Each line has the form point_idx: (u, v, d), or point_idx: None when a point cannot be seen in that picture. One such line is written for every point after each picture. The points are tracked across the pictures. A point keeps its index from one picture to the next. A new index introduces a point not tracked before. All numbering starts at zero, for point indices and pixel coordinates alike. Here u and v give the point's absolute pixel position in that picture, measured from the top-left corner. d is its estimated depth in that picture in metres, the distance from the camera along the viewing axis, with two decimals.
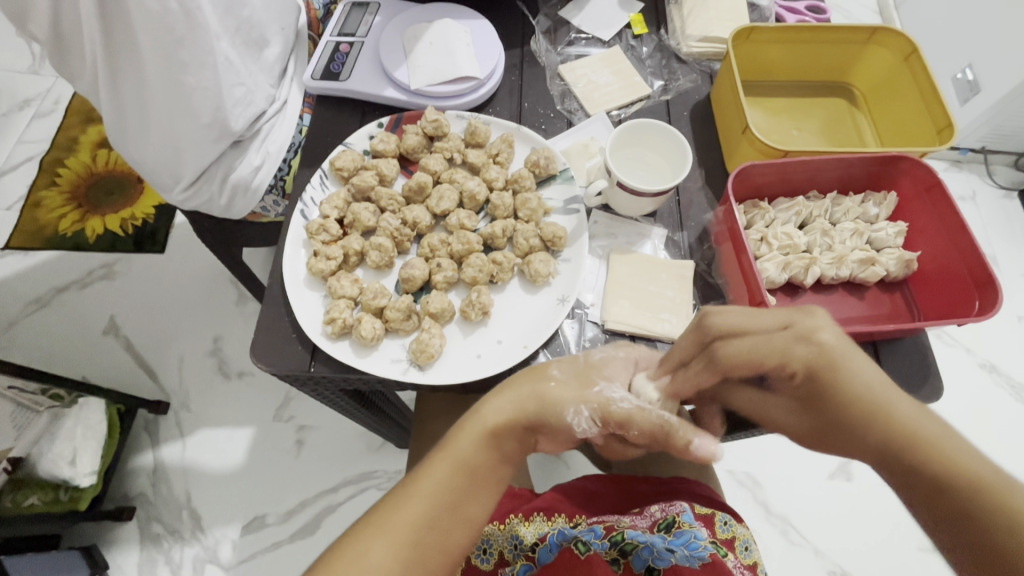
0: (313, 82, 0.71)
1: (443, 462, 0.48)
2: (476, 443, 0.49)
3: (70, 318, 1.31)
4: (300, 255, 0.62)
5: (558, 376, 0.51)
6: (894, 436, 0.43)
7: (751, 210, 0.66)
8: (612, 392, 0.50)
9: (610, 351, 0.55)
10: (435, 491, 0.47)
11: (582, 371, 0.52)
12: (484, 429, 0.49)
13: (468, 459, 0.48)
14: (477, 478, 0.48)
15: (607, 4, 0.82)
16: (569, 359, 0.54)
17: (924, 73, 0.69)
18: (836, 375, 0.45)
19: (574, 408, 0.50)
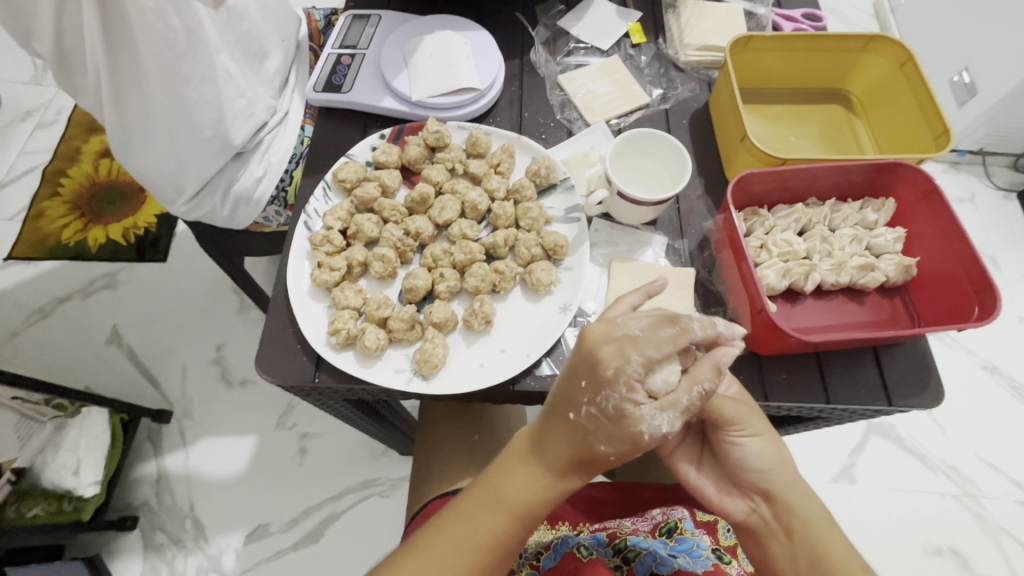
0: (314, 94, 0.72)
1: (495, 506, 0.49)
2: (540, 485, 0.49)
3: (73, 328, 1.32)
4: (303, 267, 0.63)
5: (608, 445, 0.47)
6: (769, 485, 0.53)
7: (750, 218, 0.66)
8: (659, 427, 0.46)
9: (611, 394, 0.45)
10: (492, 538, 0.49)
11: (617, 426, 0.46)
12: (540, 481, 0.49)
13: (520, 505, 0.49)
14: (531, 523, 0.50)
15: (605, 14, 0.83)
16: (594, 412, 0.46)
17: (920, 81, 0.69)
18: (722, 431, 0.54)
19: (651, 423, 0.46)
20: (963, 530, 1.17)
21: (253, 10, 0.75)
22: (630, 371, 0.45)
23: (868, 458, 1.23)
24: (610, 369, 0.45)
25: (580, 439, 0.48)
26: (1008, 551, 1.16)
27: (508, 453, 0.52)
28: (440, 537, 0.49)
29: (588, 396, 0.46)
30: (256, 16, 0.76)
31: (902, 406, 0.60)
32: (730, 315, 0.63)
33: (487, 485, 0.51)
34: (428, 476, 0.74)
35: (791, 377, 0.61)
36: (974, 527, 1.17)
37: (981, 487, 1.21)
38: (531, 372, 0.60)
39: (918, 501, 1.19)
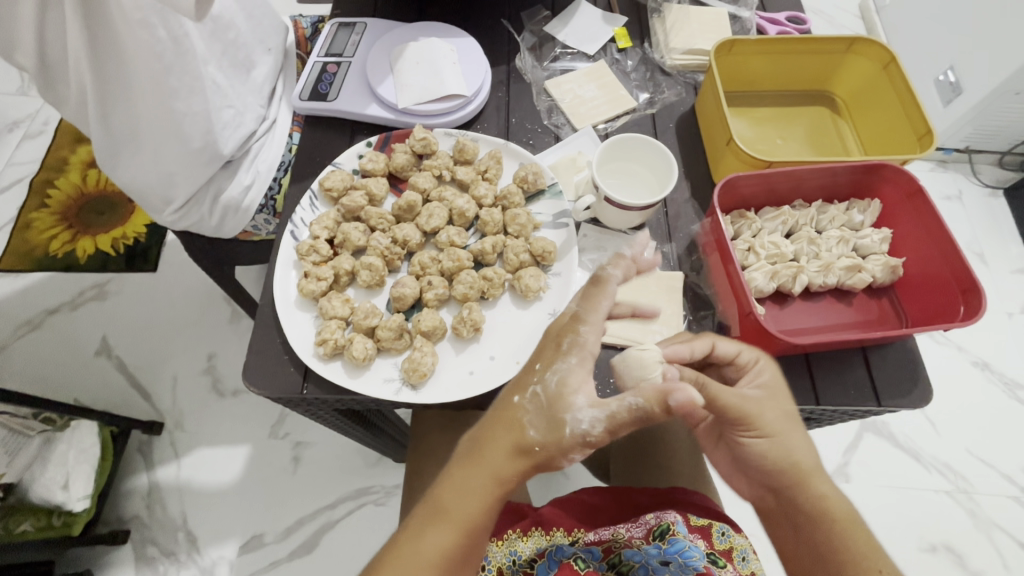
0: (300, 103, 0.72)
1: (439, 517, 0.48)
2: (484, 492, 0.48)
3: (62, 339, 1.30)
4: (290, 277, 0.62)
5: (539, 430, 0.48)
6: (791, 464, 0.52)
7: (738, 221, 0.66)
8: (580, 424, 0.47)
9: (561, 365, 0.50)
10: (439, 549, 0.47)
11: (550, 407, 0.48)
12: (482, 487, 0.47)
13: (465, 514, 0.47)
14: (478, 533, 0.48)
15: (591, 19, 0.84)
16: (538, 390, 0.49)
17: (903, 82, 0.70)
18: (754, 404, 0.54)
19: (573, 416, 0.47)
20: (958, 527, 1.18)
21: (238, 20, 0.75)
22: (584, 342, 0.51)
23: (862, 456, 1.23)
24: (567, 343, 0.51)
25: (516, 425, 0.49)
26: (1001, 546, 1.16)
27: (451, 461, 0.50)
28: (394, 555, 0.48)
29: (539, 372, 0.50)
30: (241, 25, 0.76)
31: (892, 407, 0.61)
32: (718, 318, 0.63)
33: (434, 498, 0.49)
34: (421, 484, 0.73)
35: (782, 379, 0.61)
36: (968, 524, 1.18)
37: (974, 483, 1.22)
38: None
39: (912, 498, 1.19)
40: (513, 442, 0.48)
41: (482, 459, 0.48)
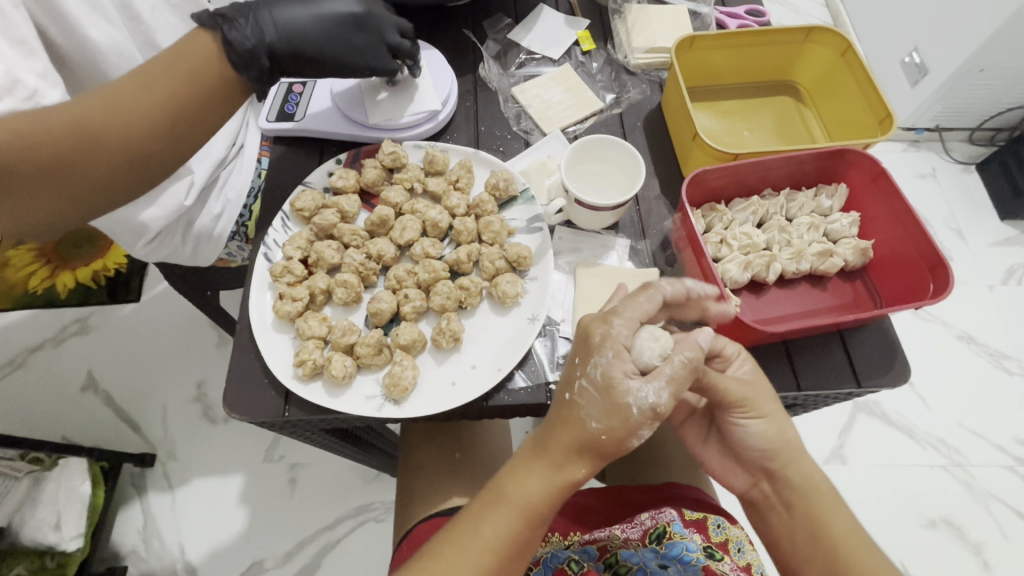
0: (267, 125, 0.71)
1: (507, 507, 0.48)
2: (543, 492, 0.48)
3: (46, 377, 1.28)
4: (266, 299, 0.62)
5: (597, 420, 0.47)
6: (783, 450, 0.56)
7: (709, 214, 0.67)
8: (646, 398, 0.47)
9: (600, 359, 0.49)
10: (504, 536, 0.48)
11: (609, 398, 0.47)
12: (550, 480, 0.48)
13: (535, 504, 0.48)
14: (542, 519, 0.49)
15: (555, 23, 0.84)
16: (586, 385, 0.48)
17: (861, 68, 0.71)
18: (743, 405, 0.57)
19: (584, 394, 0.48)
20: (956, 500, 1.19)
21: None
22: (616, 334, 0.49)
23: (856, 438, 1.25)
24: (598, 335, 0.50)
25: (576, 419, 0.48)
26: (1000, 516, 1.18)
27: (518, 452, 0.51)
28: (452, 543, 0.48)
29: (581, 366, 0.49)
30: None
31: (872, 387, 0.61)
32: None
33: (499, 489, 0.49)
34: (414, 501, 0.73)
35: (762, 368, 0.62)
36: (964, 496, 1.20)
37: (968, 456, 1.23)
38: (505, 386, 0.60)
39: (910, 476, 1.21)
40: (575, 433, 0.48)
41: (549, 453, 0.49)
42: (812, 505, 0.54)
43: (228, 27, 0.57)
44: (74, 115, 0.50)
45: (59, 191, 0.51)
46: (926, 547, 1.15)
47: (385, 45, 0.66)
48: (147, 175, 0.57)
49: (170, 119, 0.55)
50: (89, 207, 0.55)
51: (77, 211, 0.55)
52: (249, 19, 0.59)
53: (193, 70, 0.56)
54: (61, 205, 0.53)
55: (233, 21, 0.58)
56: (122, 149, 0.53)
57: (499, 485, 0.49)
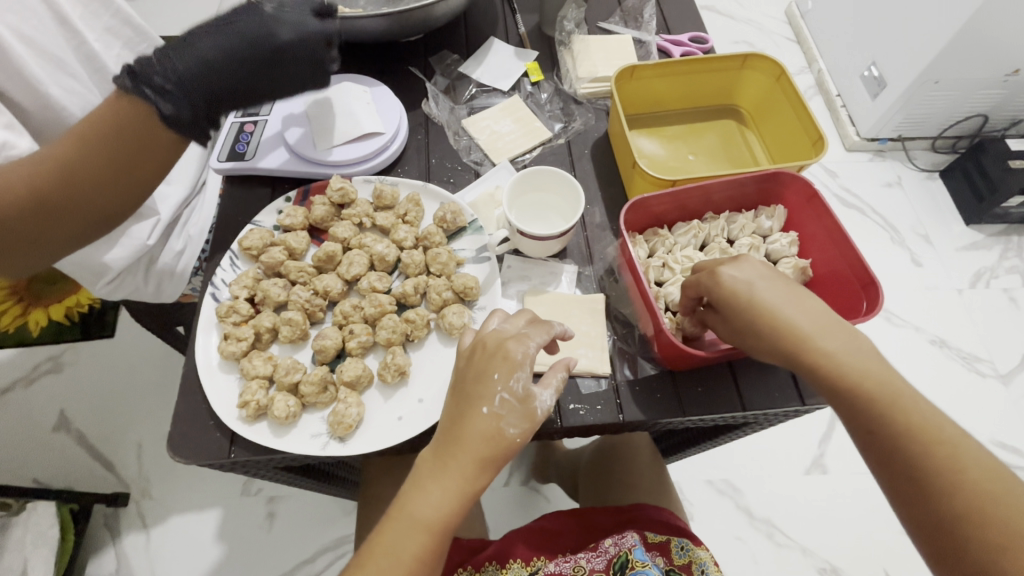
0: (218, 164, 0.72)
1: (411, 529, 0.48)
2: (447, 507, 0.49)
3: (17, 418, 1.26)
4: (212, 341, 0.62)
5: (516, 426, 0.50)
6: (807, 359, 0.49)
7: (652, 239, 0.68)
8: (546, 405, 0.53)
9: (521, 373, 0.51)
10: (414, 561, 0.48)
11: (524, 406, 0.51)
12: (457, 497, 0.49)
13: (440, 522, 0.49)
14: (448, 536, 0.49)
15: (505, 55, 0.87)
16: (506, 397, 0.51)
17: (794, 92, 0.74)
18: (752, 304, 0.52)
19: (504, 406, 0.50)
20: None
21: None
22: (529, 349, 0.53)
23: (836, 445, 1.25)
24: (518, 353, 0.52)
25: (495, 433, 0.50)
26: None
27: (417, 472, 0.51)
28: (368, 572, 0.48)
29: (501, 380, 0.51)
30: None
31: (816, 405, 0.62)
32: (641, 334, 0.65)
33: (403, 508, 0.50)
34: None
35: (706, 390, 0.62)
36: None
37: None
38: None
39: None
40: (491, 448, 0.50)
41: (454, 467, 0.49)
42: (888, 432, 0.45)
43: (158, 96, 0.55)
44: (20, 197, 0.51)
45: (27, 250, 0.55)
46: (911, 554, 1.15)
47: (312, 64, 0.64)
48: (107, 223, 0.59)
49: (117, 164, 0.55)
50: (68, 252, 0.60)
51: (58, 257, 0.59)
52: (170, 78, 0.55)
53: (124, 128, 0.54)
54: (59, 253, 0.59)
55: (153, 84, 0.55)
56: (87, 208, 0.56)
57: (403, 507, 0.50)
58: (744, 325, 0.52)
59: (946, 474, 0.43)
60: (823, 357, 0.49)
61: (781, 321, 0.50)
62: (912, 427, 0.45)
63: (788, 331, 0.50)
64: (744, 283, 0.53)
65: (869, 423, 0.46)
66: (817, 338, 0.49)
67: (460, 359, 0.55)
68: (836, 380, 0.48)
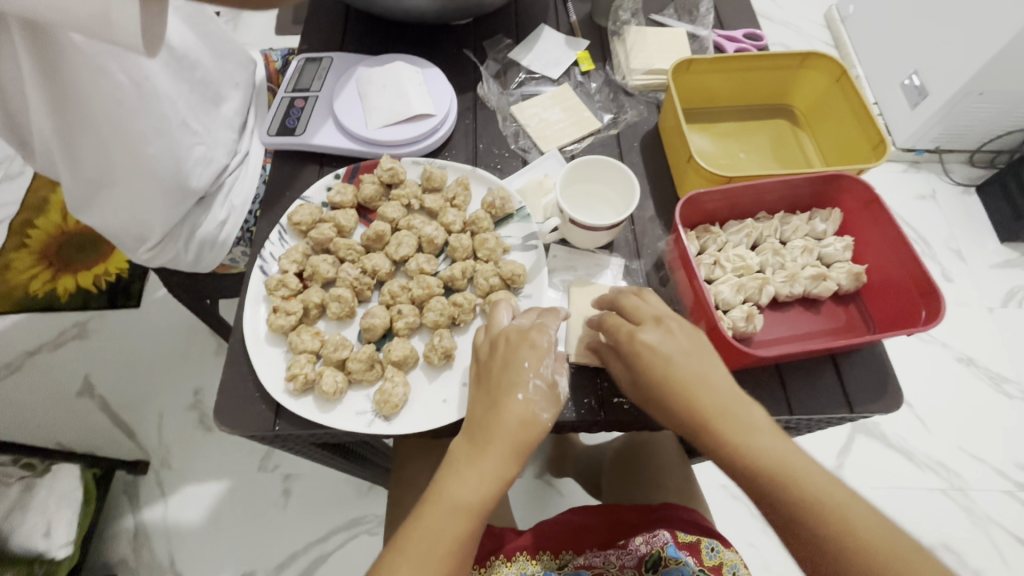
0: (268, 138, 0.72)
1: (450, 514, 0.48)
2: (481, 493, 0.49)
3: (43, 382, 1.28)
4: (260, 313, 0.62)
5: (547, 410, 0.51)
6: (699, 414, 0.51)
7: (703, 235, 0.67)
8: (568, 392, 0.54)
9: (548, 360, 0.53)
10: (456, 545, 0.48)
11: (552, 392, 0.52)
12: (494, 483, 0.49)
13: (478, 506, 0.48)
14: (484, 519, 0.49)
15: (555, 43, 0.86)
16: (538, 382, 0.51)
17: (855, 94, 0.72)
18: (651, 363, 0.53)
19: (538, 392, 0.51)
20: (954, 526, 1.18)
21: (204, 56, 0.76)
22: (548, 336, 0.54)
23: (854, 458, 1.24)
24: (544, 341, 0.54)
25: (529, 417, 0.50)
26: (1001, 542, 1.17)
27: (452, 457, 0.51)
28: (407, 554, 0.47)
29: (532, 365, 0.52)
30: (208, 62, 0.77)
31: (864, 413, 0.61)
32: None
33: (439, 489, 0.49)
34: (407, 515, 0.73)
35: (753, 391, 0.62)
36: (963, 521, 1.19)
37: (968, 479, 1.22)
38: None
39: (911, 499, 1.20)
40: (526, 434, 0.50)
41: (489, 452, 0.49)
42: (779, 490, 0.47)
43: None
44: None
45: None
46: None
47: None
48: None
49: None
50: None
51: None
52: None
53: None
54: None
55: None
56: None
57: (432, 489, 0.50)
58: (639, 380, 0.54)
59: (842, 535, 0.44)
60: (709, 418, 0.50)
61: (667, 378, 0.52)
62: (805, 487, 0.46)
63: (679, 390, 0.52)
64: (650, 340, 0.54)
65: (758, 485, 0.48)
66: (708, 397, 0.51)
67: (480, 354, 0.55)
68: (727, 447, 0.49)
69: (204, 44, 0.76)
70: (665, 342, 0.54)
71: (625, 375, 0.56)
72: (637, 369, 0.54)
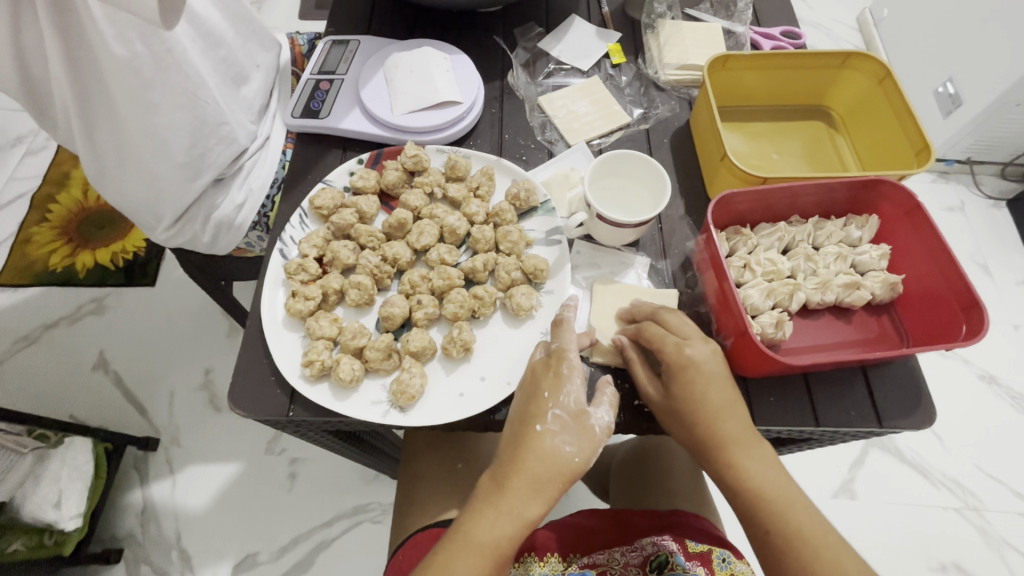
0: (292, 120, 0.71)
1: (469, 554, 0.47)
2: (506, 534, 0.48)
3: (58, 354, 1.29)
4: (278, 296, 0.61)
5: (573, 444, 0.50)
6: (721, 441, 0.52)
7: (733, 237, 0.65)
8: (603, 420, 0.53)
9: (571, 387, 0.52)
10: None
11: (577, 422, 0.51)
12: (515, 521, 0.48)
13: (499, 547, 0.48)
14: (507, 559, 0.48)
15: (585, 33, 0.83)
16: (559, 412, 0.51)
17: (899, 96, 0.69)
18: (687, 379, 0.53)
19: (560, 425, 0.51)
20: (967, 546, 1.15)
21: (230, 35, 0.75)
22: (575, 364, 0.54)
23: (868, 472, 1.21)
24: (566, 367, 0.53)
25: (551, 450, 0.50)
26: (1015, 566, 1.14)
27: (476, 496, 0.51)
28: None
29: (551, 396, 0.52)
30: (233, 41, 0.76)
31: (894, 428, 0.59)
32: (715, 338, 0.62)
33: (462, 528, 0.49)
34: (415, 507, 0.72)
35: (780, 399, 0.60)
36: (978, 542, 1.16)
37: (984, 500, 1.19)
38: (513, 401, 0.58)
39: (924, 517, 1.17)
40: (547, 467, 0.49)
41: (512, 488, 0.49)
42: (775, 520, 0.49)
43: None
44: None
45: None
46: None
47: None
48: None
49: None
50: None
51: None
52: None
53: None
54: None
55: None
56: None
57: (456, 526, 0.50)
58: (671, 391, 0.54)
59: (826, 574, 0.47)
60: (728, 445, 0.52)
61: (700, 399, 0.53)
62: (801, 523, 0.49)
63: (704, 413, 0.52)
64: (694, 354, 0.54)
65: (755, 513, 0.50)
66: (732, 424, 0.52)
67: (532, 371, 0.54)
68: (735, 476, 0.51)
69: (231, 22, 0.75)
70: (707, 362, 0.54)
71: (653, 384, 0.56)
72: (671, 383, 0.54)
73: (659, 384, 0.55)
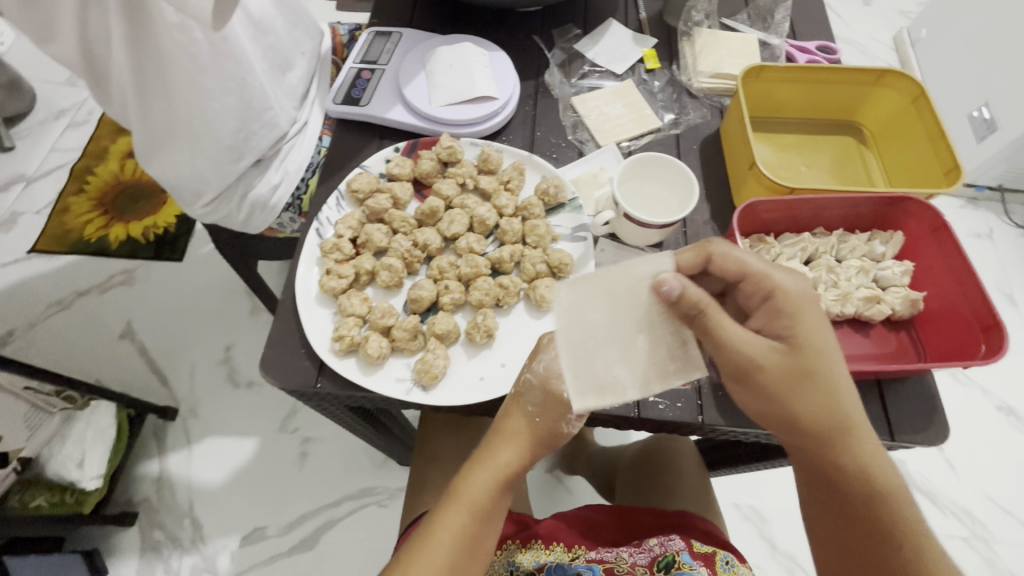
0: (334, 106, 0.74)
1: (456, 507, 0.51)
2: (486, 489, 0.52)
3: (88, 321, 1.34)
4: (313, 272, 0.64)
5: (535, 403, 0.54)
6: (843, 416, 0.50)
7: (757, 245, 0.66)
8: None
9: (545, 355, 0.55)
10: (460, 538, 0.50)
11: (546, 387, 0.53)
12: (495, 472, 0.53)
13: (482, 501, 0.52)
14: (487, 511, 0.52)
15: (621, 38, 0.85)
16: (529, 376, 0.54)
17: (931, 115, 0.70)
18: (819, 347, 0.50)
19: (530, 387, 0.54)
20: None
21: (278, 23, 0.78)
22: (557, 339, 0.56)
23: None
24: (545, 339, 0.56)
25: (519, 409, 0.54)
26: None
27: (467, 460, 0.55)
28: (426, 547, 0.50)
29: (527, 364, 0.55)
30: (280, 29, 0.79)
31: (905, 442, 0.60)
32: None
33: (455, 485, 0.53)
34: (425, 488, 0.74)
35: None
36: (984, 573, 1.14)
37: (992, 531, 1.18)
38: None
39: None
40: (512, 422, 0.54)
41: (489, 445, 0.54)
42: (879, 499, 0.49)
43: None
44: None
45: None
46: None
47: None
48: None
49: None
50: None
51: None
52: None
53: None
54: None
55: None
56: None
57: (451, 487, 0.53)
58: (796, 356, 0.50)
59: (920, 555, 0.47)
60: (851, 421, 0.50)
61: (829, 370, 0.50)
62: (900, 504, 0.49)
63: (828, 384, 0.50)
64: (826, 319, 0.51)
65: (857, 489, 0.50)
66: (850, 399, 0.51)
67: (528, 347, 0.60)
68: (850, 454, 0.50)
69: (280, 10, 0.78)
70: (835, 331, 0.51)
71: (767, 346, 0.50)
72: (800, 348, 0.50)
73: (778, 347, 0.50)
